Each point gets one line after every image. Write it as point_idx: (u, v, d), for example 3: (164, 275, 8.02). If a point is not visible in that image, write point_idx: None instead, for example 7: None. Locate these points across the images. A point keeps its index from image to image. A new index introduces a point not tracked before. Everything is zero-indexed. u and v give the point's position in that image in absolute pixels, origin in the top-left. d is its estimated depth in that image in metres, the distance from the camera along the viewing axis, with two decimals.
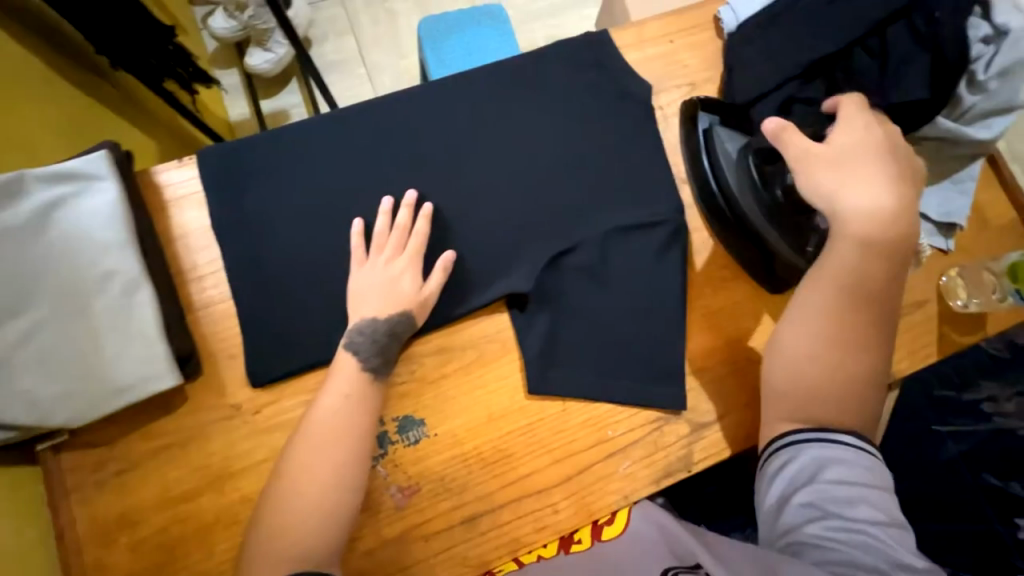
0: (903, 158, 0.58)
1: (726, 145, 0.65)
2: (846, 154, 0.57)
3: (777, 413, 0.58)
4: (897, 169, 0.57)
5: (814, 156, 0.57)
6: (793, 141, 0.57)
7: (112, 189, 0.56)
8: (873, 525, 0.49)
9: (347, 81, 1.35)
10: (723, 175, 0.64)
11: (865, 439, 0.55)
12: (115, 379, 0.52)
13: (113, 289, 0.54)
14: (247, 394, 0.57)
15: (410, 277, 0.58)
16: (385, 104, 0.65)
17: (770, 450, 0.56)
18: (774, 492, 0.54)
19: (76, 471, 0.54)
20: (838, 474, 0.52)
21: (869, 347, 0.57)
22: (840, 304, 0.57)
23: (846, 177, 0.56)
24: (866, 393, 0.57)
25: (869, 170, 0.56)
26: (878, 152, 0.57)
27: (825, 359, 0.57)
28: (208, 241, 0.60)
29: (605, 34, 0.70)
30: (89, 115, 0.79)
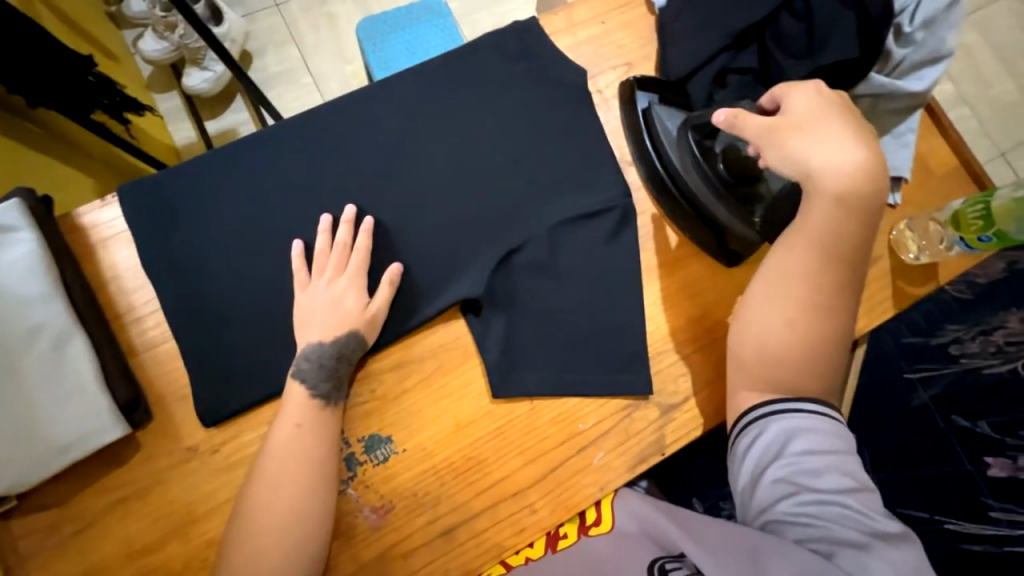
0: (860, 115, 0.57)
1: (666, 122, 0.64)
2: (807, 117, 0.56)
3: (744, 387, 0.58)
4: (859, 125, 0.56)
5: (775, 128, 0.56)
6: (746, 121, 0.57)
7: (30, 239, 0.53)
8: (842, 492, 0.50)
9: (293, 91, 1.31)
10: (667, 154, 0.63)
11: (830, 405, 0.56)
12: (58, 437, 0.50)
13: (43, 343, 0.51)
14: (202, 434, 0.55)
15: (355, 296, 0.57)
16: (315, 119, 0.63)
17: (740, 426, 0.56)
18: (747, 469, 0.54)
19: (30, 537, 0.52)
20: (806, 444, 0.53)
21: (832, 310, 0.57)
22: (800, 272, 0.57)
23: (812, 139, 0.55)
24: (829, 358, 0.57)
25: (834, 126, 0.55)
26: (836, 108, 0.56)
27: (797, 326, 0.57)
28: (142, 280, 0.58)
29: (535, 21, 0.68)
30: (2, 154, 0.74)
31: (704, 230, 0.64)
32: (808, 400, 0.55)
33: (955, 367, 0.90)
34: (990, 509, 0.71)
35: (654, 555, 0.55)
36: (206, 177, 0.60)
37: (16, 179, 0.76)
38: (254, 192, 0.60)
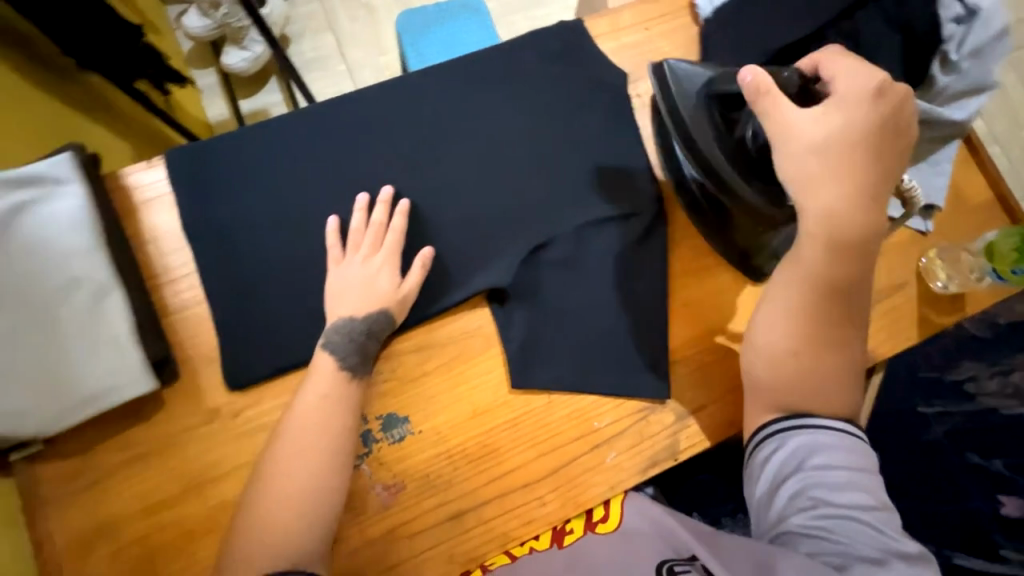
0: (892, 135, 0.51)
1: (692, 80, 0.57)
2: (837, 127, 0.51)
3: (760, 406, 0.57)
4: (882, 150, 0.51)
5: (795, 126, 0.51)
6: (769, 105, 0.51)
7: (78, 193, 0.55)
8: (860, 508, 0.50)
9: (328, 78, 1.33)
10: (681, 113, 0.57)
11: (853, 424, 0.55)
12: (88, 387, 0.51)
13: (81, 295, 0.53)
14: (224, 398, 0.56)
15: (388, 275, 0.58)
16: (359, 101, 0.64)
17: (758, 437, 0.56)
18: (765, 480, 0.54)
19: (52, 482, 0.53)
20: (826, 458, 0.52)
21: (832, 344, 0.55)
22: (800, 305, 0.55)
23: (828, 154, 0.51)
24: (835, 388, 0.55)
25: (860, 151, 0.51)
26: (877, 129, 0.51)
27: (799, 356, 0.55)
28: (180, 243, 0.59)
29: (581, 23, 0.70)
30: (44, 112, 0.75)
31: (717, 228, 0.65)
32: (820, 422, 0.54)
33: (972, 405, 0.89)
34: (1001, 548, 0.73)
35: (663, 557, 0.57)
36: (249, 148, 0.62)
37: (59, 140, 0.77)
38: (295, 167, 0.62)
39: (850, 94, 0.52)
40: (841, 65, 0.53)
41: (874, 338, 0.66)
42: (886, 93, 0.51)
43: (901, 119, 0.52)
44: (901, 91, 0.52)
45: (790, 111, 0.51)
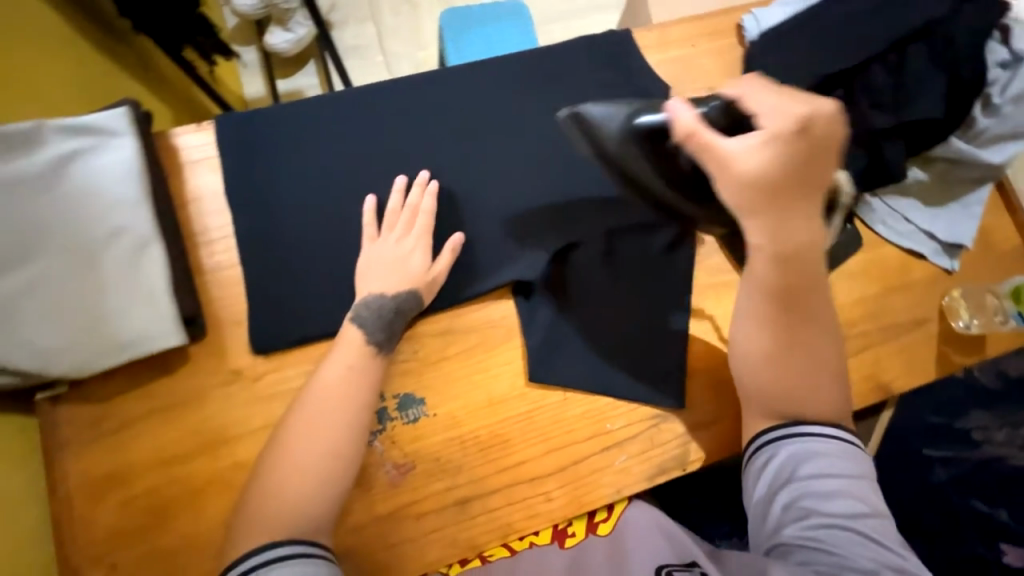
0: (833, 151, 0.48)
1: (609, 123, 0.56)
2: (778, 151, 0.47)
3: (756, 412, 0.57)
4: (824, 167, 0.48)
5: (727, 158, 0.48)
6: (701, 143, 0.49)
7: (130, 146, 0.56)
8: (851, 516, 0.50)
9: (366, 68, 1.35)
10: (612, 155, 0.56)
11: (844, 430, 0.55)
12: (119, 334, 0.52)
13: (123, 244, 0.54)
14: (248, 360, 0.57)
15: (420, 256, 0.59)
16: (407, 87, 0.66)
17: (753, 447, 0.56)
18: (760, 489, 0.54)
19: (72, 424, 0.53)
20: (818, 466, 0.52)
21: (808, 350, 0.55)
22: (777, 311, 0.54)
23: (765, 182, 0.48)
24: (816, 393, 0.54)
25: (802, 172, 0.48)
26: (818, 148, 0.47)
27: (772, 360, 0.55)
28: (221, 206, 0.61)
29: (629, 34, 0.71)
30: (94, 69, 0.74)
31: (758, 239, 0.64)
32: (807, 426, 0.54)
33: (978, 452, 0.88)
34: None
35: (663, 561, 0.56)
36: (297, 121, 0.63)
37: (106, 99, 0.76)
38: (339, 144, 0.63)
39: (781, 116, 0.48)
40: (757, 90, 0.51)
41: (892, 370, 0.67)
42: (819, 108, 0.47)
43: (841, 134, 0.48)
44: (833, 104, 0.47)
45: (723, 143, 0.49)
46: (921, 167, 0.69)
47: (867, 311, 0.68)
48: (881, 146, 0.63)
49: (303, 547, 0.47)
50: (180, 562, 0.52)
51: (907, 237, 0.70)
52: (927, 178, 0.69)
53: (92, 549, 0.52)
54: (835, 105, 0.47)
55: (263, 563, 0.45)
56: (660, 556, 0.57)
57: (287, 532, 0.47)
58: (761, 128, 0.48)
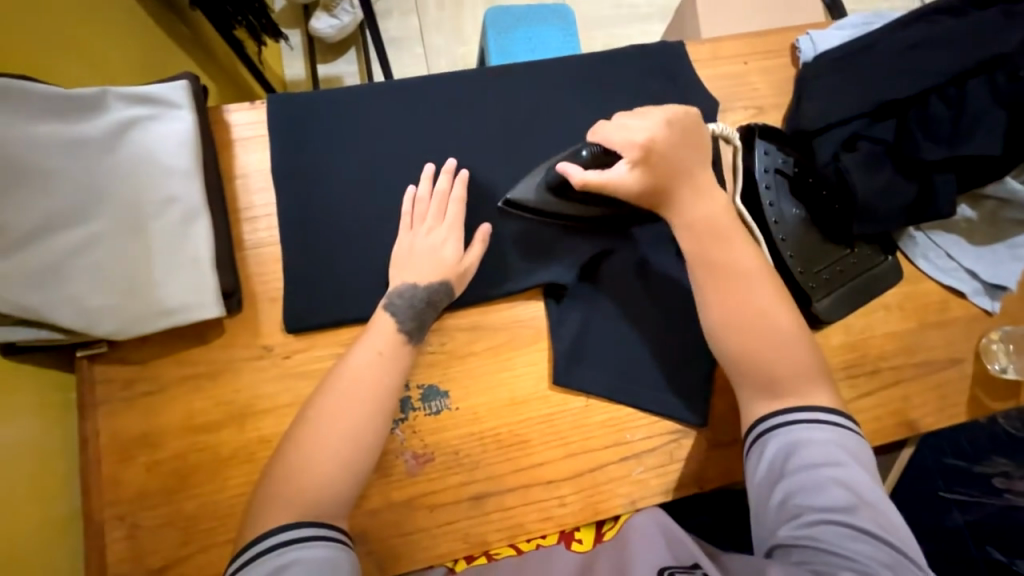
0: (690, 143, 0.60)
1: (524, 195, 0.61)
2: (647, 166, 0.58)
3: (755, 396, 0.55)
4: (690, 155, 0.60)
5: (618, 188, 0.58)
6: (597, 183, 0.57)
7: (186, 118, 0.58)
8: (848, 508, 0.47)
9: (404, 59, 1.34)
10: (548, 211, 0.61)
11: (844, 416, 0.52)
12: (161, 301, 0.54)
13: (171, 214, 0.55)
14: (280, 338, 0.59)
15: (452, 246, 0.59)
16: (456, 81, 0.67)
17: (750, 438, 0.54)
18: (754, 488, 0.51)
19: (107, 385, 0.55)
20: (810, 457, 0.49)
21: (765, 315, 0.56)
22: (730, 283, 0.57)
23: (652, 187, 0.58)
24: (779, 356, 0.54)
25: (673, 169, 0.59)
26: (673, 149, 0.59)
27: (732, 329, 0.56)
28: (265, 184, 0.62)
29: (681, 47, 0.71)
30: (147, 41, 0.74)
31: (787, 254, 0.65)
32: (786, 408, 0.53)
33: (998, 500, 0.83)
34: None
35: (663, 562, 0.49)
36: (346, 108, 0.64)
37: (155, 74, 0.75)
38: (385, 133, 0.64)
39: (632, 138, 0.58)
40: (607, 122, 0.60)
41: (921, 408, 0.65)
42: (656, 122, 0.59)
43: (686, 128, 0.60)
44: (666, 114, 0.59)
45: (611, 176, 0.57)
46: (971, 205, 0.68)
47: (899, 346, 0.66)
48: (932, 179, 0.62)
49: (314, 529, 0.47)
50: (199, 527, 0.53)
51: (948, 274, 0.68)
52: (975, 217, 0.68)
53: (116, 507, 0.53)
54: (675, 114, 0.60)
55: (275, 545, 0.45)
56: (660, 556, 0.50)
57: (305, 515, 0.47)
58: (623, 155, 0.58)
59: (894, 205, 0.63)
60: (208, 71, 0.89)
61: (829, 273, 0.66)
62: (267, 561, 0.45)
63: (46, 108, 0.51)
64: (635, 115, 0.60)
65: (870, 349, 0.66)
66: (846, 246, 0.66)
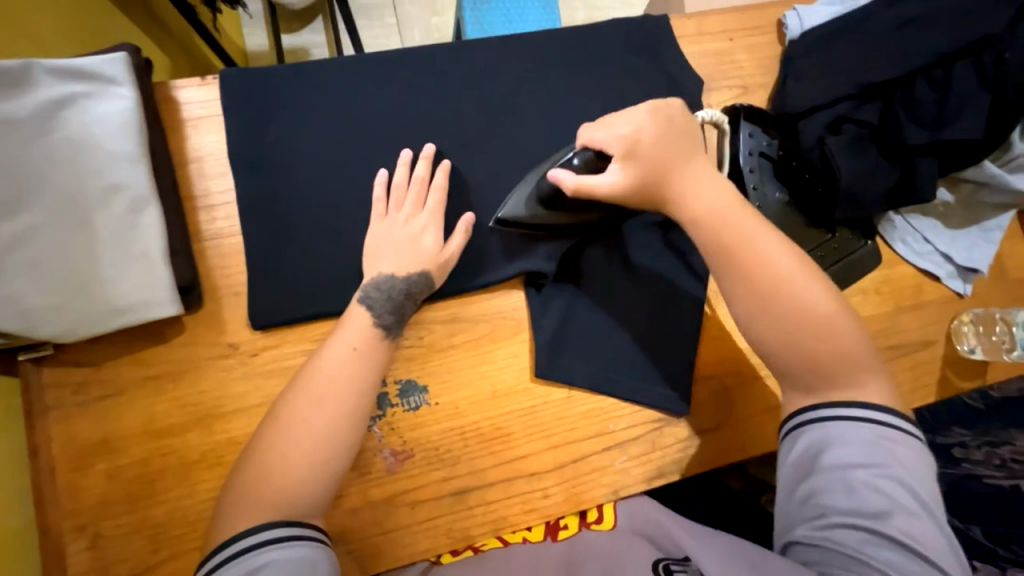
0: (684, 136, 0.57)
1: (516, 211, 0.57)
2: (641, 160, 0.55)
3: (791, 386, 0.54)
4: (687, 147, 0.57)
5: (613, 189, 0.55)
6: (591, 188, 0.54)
7: (128, 96, 0.52)
8: (878, 514, 0.45)
9: (375, 29, 1.26)
10: (547, 224, 0.58)
11: (887, 417, 0.50)
12: (113, 300, 0.50)
13: (118, 204, 0.50)
14: (247, 335, 0.55)
15: (432, 236, 0.56)
16: (429, 56, 0.62)
17: (784, 432, 0.53)
18: (780, 483, 0.51)
19: (58, 388, 0.51)
20: (841, 458, 0.48)
21: (802, 302, 0.53)
22: (761, 267, 0.53)
23: (648, 182, 0.55)
24: (820, 340, 0.52)
25: (670, 158, 0.55)
26: (664, 141, 0.56)
27: (762, 314, 0.53)
28: (223, 168, 0.57)
29: (666, 21, 0.68)
30: (83, 5, 0.66)
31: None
32: (823, 403, 0.51)
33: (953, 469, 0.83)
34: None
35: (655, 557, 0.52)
36: (310, 85, 0.59)
37: (94, 43, 0.67)
38: (354, 112, 0.59)
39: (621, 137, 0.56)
40: (590, 124, 0.58)
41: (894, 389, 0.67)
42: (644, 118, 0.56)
43: (673, 118, 0.57)
44: (648, 106, 0.57)
45: (606, 180, 0.55)
46: (949, 189, 0.69)
47: (875, 329, 0.67)
48: (915, 162, 0.61)
49: (291, 527, 0.45)
50: (169, 535, 0.51)
51: (924, 258, 0.69)
52: (953, 200, 0.69)
53: (76, 518, 0.50)
54: (658, 106, 0.58)
55: (253, 545, 0.43)
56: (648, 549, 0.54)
57: (279, 514, 0.45)
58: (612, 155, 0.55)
59: (878, 189, 0.62)
60: (157, 41, 0.82)
61: (811, 258, 0.65)
62: (246, 560, 0.43)
63: None
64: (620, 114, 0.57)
65: None
66: (827, 231, 0.66)
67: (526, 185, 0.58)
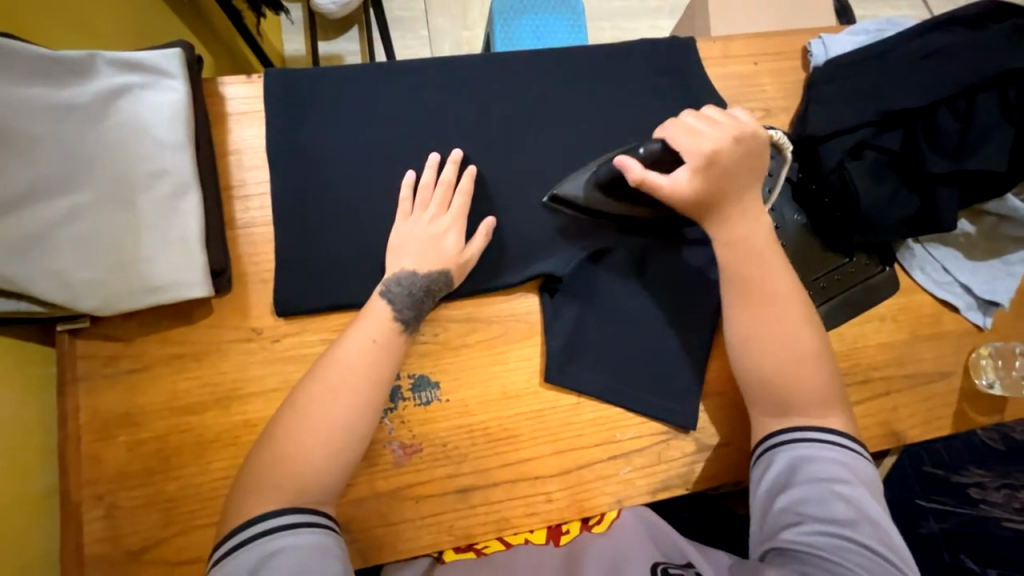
0: (756, 161, 0.59)
1: (573, 192, 0.61)
2: (711, 175, 0.57)
3: (760, 410, 0.56)
4: (755, 174, 0.59)
5: (673, 193, 0.57)
6: (656, 183, 0.56)
7: (179, 89, 0.56)
8: (848, 522, 0.49)
9: (407, 40, 1.31)
10: (599, 210, 0.61)
11: (844, 434, 0.53)
12: (149, 278, 0.52)
13: (161, 188, 0.53)
14: (270, 321, 0.57)
15: (454, 236, 0.58)
16: (461, 65, 0.65)
17: (754, 453, 0.56)
18: (756, 496, 0.53)
19: (89, 360, 0.53)
20: (816, 473, 0.51)
21: (787, 337, 0.55)
22: (758, 300, 0.56)
23: (697, 204, 0.57)
24: (794, 379, 0.54)
25: (728, 186, 0.57)
26: (730, 169, 0.57)
27: (752, 345, 0.56)
28: (260, 161, 0.60)
29: (693, 42, 0.70)
30: (141, 5, 0.71)
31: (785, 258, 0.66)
32: (795, 426, 0.54)
33: (970, 509, 0.83)
34: None
35: (655, 558, 0.58)
36: (347, 87, 0.62)
37: (150, 40, 0.72)
38: (387, 115, 0.62)
39: (703, 147, 0.57)
40: (676, 124, 0.59)
41: (908, 419, 0.66)
42: (728, 135, 0.57)
43: (747, 151, 0.58)
44: (733, 131, 0.58)
45: (673, 182, 0.57)
46: (970, 220, 0.69)
47: (890, 356, 0.67)
48: (935, 192, 0.62)
49: (306, 514, 0.46)
50: (182, 510, 0.52)
51: (943, 288, 0.69)
52: (974, 232, 0.69)
53: (95, 487, 0.52)
54: (744, 132, 0.58)
55: (270, 530, 0.45)
56: (653, 552, 0.59)
57: (293, 500, 0.47)
58: (687, 161, 0.57)
59: (896, 216, 0.63)
60: (200, 38, 0.85)
61: (827, 280, 0.66)
62: (265, 543, 0.44)
63: (30, 69, 0.48)
64: (705, 124, 0.58)
65: (863, 358, 0.66)
66: (844, 255, 0.67)
67: (591, 168, 0.62)
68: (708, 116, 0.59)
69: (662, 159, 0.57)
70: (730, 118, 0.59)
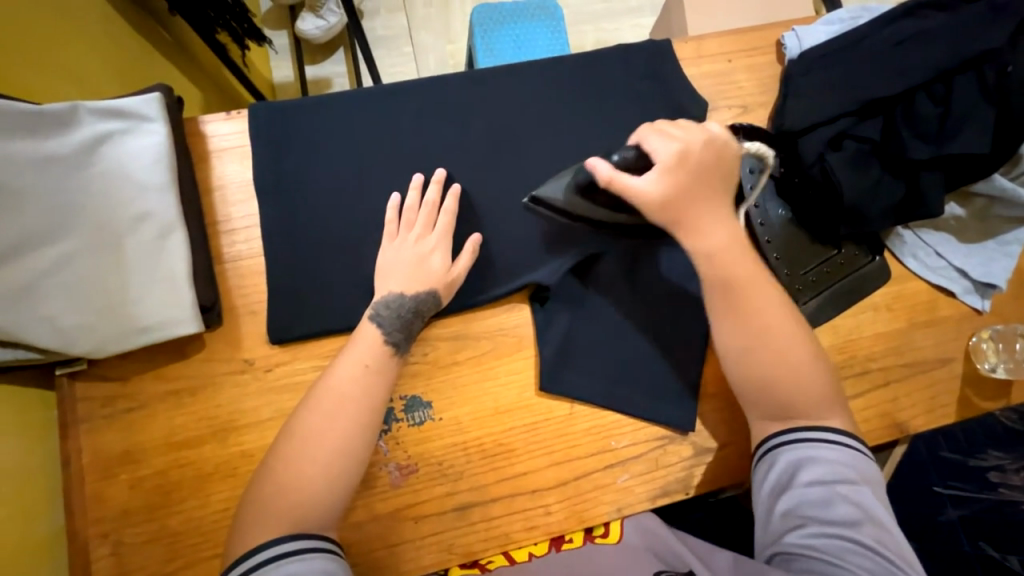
0: (727, 169, 0.57)
1: (552, 194, 0.59)
2: (678, 181, 0.55)
3: (757, 413, 0.56)
4: (726, 183, 0.57)
5: (640, 198, 0.55)
6: (622, 185, 0.55)
7: (160, 132, 0.57)
8: (851, 523, 0.48)
9: (393, 58, 1.32)
10: (574, 213, 0.60)
11: (845, 433, 0.53)
12: (140, 318, 0.54)
13: (148, 230, 0.55)
14: (262, 351, 0.58)
15: (440, 257, 0.59)
16: (436, 85, 0.66)
17: (755, 456, 0.55)
18: (760, 500, 0.53)
19: (89, 401, 0.55)
20: (817, 474, 0.50)
21: (781, 337, 0.55)
22: (754, 298, 0.55)
23: (666, 207, 0.55)
24: (794, 379, 0.54)
25: (697, 192, 0.56)
26: (698, 175, 0.56)
27: (751, 349, 0.55)
28: (244, 195, 0.62)
29: (667, 44, 0.70)
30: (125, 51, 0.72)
31: (772, 255, 0.65)
32: (792, 428, 0.53)
33: (991, 494, 0.85)
34: None
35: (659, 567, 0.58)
36: (324, 116, 0.63)
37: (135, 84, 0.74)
38: (365, 140, 0.63)
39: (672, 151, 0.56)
40: (648, 129, 0.58)
41: (909, 409, 0.65)
42: (699, 140, 0.57)
43: (716, 154, 0.57)
44: (702, 139, 0.57)
45: (642, 185, 0.55)
46: (960, 203, 0.68)
47: (888, 346, 0.66)
48: (919, 178, 0.61)
49: (313, 540, 0.47)
50: (184, 543, 0.53)
51: (937, 273, 0.68)
52: (965, 214, 0.68)
53: (99, 525, 0.53)
54: (714, 140, 0.57)
55: (279, 555, 0.46)
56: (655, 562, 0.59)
57: (296, 526, 0.47)
58: (656, 165, 0.56)
59: (882, 206, 0.62)
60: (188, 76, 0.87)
61: (816, 274, 0.65)
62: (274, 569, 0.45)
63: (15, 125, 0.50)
64: (676, 129, 0.58)
65: (859, 350, 0.65)
66: (832, 247, 0.66)
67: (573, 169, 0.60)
68: (682, 124, 0.59)
69: (635, 162, 0.57)
70: (700, 126, 0.58)
